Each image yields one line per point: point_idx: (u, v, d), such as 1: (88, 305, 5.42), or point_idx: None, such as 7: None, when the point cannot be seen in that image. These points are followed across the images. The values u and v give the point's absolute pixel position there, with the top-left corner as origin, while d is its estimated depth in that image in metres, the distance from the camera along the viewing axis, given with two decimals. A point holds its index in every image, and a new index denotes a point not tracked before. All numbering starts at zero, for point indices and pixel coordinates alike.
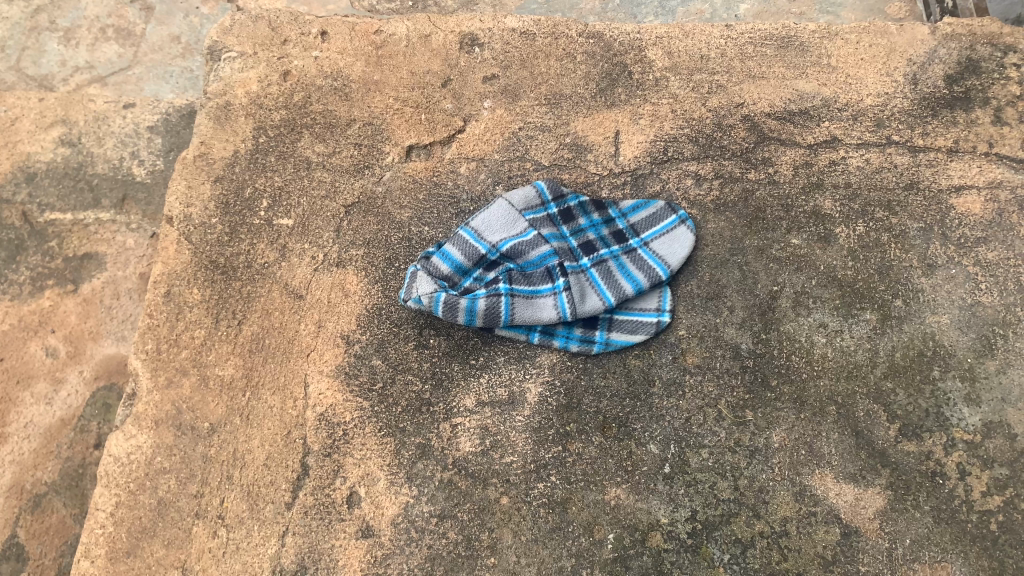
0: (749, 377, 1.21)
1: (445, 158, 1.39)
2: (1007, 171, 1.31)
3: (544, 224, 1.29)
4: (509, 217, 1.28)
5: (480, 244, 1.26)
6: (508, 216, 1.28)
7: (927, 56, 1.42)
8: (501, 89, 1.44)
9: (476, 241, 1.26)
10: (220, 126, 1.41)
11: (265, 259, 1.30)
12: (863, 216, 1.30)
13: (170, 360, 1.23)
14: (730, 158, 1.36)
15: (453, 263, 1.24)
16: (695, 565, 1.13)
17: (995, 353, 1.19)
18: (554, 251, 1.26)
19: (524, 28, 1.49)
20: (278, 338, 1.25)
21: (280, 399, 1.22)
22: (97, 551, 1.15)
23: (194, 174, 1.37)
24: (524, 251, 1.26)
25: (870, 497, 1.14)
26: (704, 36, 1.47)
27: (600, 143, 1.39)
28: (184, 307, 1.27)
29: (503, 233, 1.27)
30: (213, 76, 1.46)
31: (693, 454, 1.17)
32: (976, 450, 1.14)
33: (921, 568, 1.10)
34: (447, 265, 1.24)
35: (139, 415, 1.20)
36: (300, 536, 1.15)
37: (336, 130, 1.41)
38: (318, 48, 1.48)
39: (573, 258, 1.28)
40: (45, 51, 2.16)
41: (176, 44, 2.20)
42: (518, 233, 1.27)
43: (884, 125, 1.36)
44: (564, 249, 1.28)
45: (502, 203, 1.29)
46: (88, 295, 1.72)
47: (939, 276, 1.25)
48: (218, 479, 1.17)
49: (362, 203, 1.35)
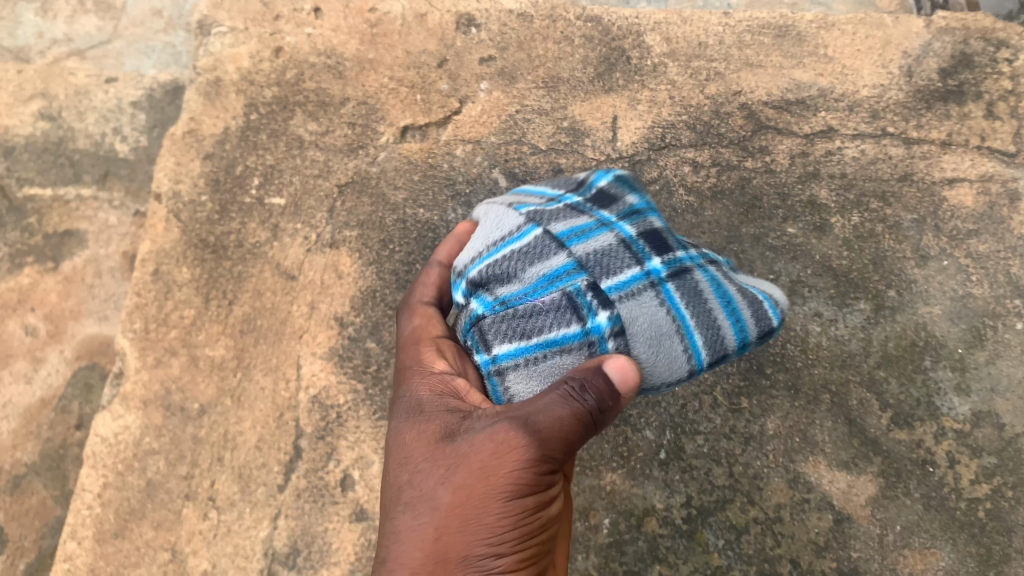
0: (744, 364, 1.20)
1: (440, 141, 1.37)
2: (998, 164, 1.34)
3: (499, 277, 0.81)
4: (636, 313, 0.76)
5: (696, 356, 0.78)
6: (644, 330, 0.76)
7: (922, 50, 1.43)
8: (498, 71, 1.42)
9: (688, 319, 0.77)
10: (210, 102, 1.39)
11: (256, 239, 1.29)
12: (857, 206, 1.31)
13: (159, 340, 1.23)
14: (728, 146, 1.36)
15: (768, 326, 0.82)
16: (690, 551, 1.12)
17: (985, 344, 1.21)
18: (575, 260, 0.77)
19: (521, 10, 1.48)
20: (270, 319, 1.24)
21: (272, 380, 1.21)
22: (83, 532, 1.15)
23: (183, 150, 1.36)
24: (623, 256, 0.78)
25: (862, 485, 1.14)
26: (702, 23, 1.47)
27: (598, 127, 1.37)
28: (173, 286, 1.27)
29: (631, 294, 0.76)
30: (203, 51, 1.44)
31: (688, 440, 1.17)
32: (966, 439, 1.16)
33: (910, 555, 1.11)
34: (758, 312, 0.81)
35: (127, 395, 1.20)
36: (293, 520, 1.14)
37: (330, 109, 1.39)
38: (311, 24, 1.46)
39: (581, 218, 0.82)
40: (21, 22, 2.04)
41: (158, 18, 2.06)
42: (666, 309, 0.77)
43: (879, 116, 1.38)
44: (610, 247, 0.79)
45: (617, 303, 0.75)
46: (68, 273, 1.65)
47: (931, 267, 1.26)
48: (209, 461, 1.17)
49: (356, 183, 1.33)
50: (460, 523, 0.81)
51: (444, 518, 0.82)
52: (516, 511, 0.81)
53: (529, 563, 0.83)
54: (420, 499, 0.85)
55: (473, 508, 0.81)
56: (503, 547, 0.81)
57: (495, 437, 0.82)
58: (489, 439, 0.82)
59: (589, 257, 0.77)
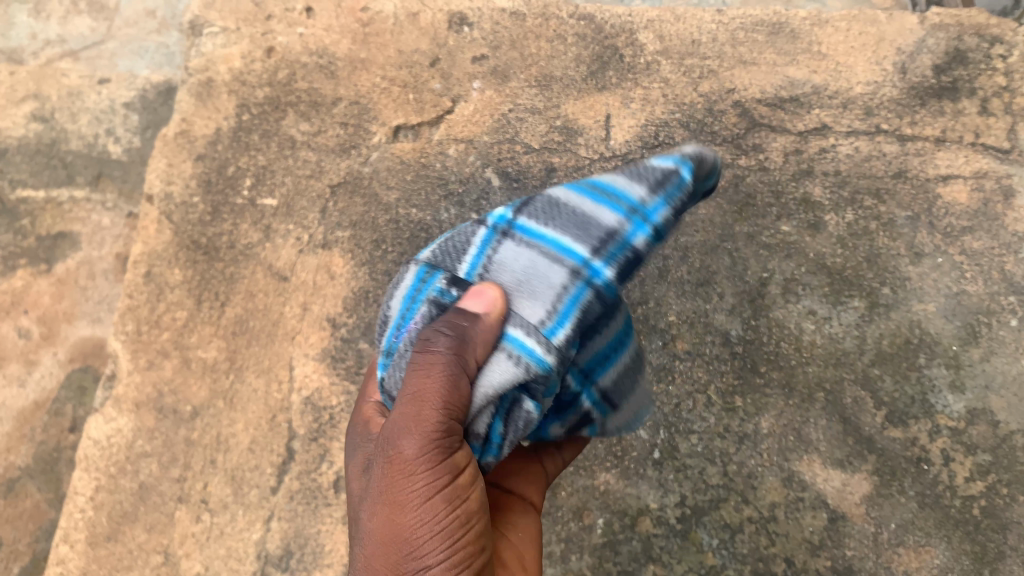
0: (738, 363, 1.20)
1: (433, 140, 1.37)
2: (992, 161, 1.33)
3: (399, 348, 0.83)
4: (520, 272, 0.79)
5: (572, 256, 0.77)
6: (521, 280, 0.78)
7: (916, 46, 1.43)
8: (490, 70, 1.42)
9: (551, 234, 0.79)
10: (202, 103, 1.39)
11: (248, 240, 1.29)
12: (852, 204, 1.30)
13: (151, 342, 1.23)
14: (721, 144, 1.35)
15: (656, 168, 0.81)
16: (684, 550, 1.12)
17: (979, 341, 1.21)
18: (425, 264, 0.85)
19: (514, 9, 1.47)
20: (262, 320, 1.24)
21: (265, 381, 1.20)
22: (76, 535, 1.15)
23: (175, 152, 1.35)
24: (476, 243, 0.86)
25: (857, 483, 1.14)
26: (695, 21, 1.46)
27: (591, 126, 1.37)
28: (165, 288, 1.26)
29: (489, 266, 0.81)
30: (195, 52, 1.44)
31: (682, 439, 1.17)
32: (960, 436, 1.16)
33: (905, 553, 1.11)
34: (644, 173, 0.81)
35: (119, 398, 1.20)
36: (286, 521, 1.14)
37: (322, 109, 1.38)
38: (303, 24, 1.46)
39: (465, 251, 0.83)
40: (14, 23, 2.03)
41: (152, 19, 2.05)
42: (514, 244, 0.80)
43: (873, 113, 1.37)
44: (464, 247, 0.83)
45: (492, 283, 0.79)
46: (62, 275, 1.65)
47: (926, 264, 1.26)
48: (201, 463, 1.16)
49: (348, 183, 1.33)
50: (387, 547, 0.77)
51: (371, 548, 0.78)
52: (430, 517, 0.76)
53: (464, 567, 0.77)
54: (354, 532, 0.81)
55: (400, 525, 0.77)
56: (431, 558, 0.76)
57: (393, 456, 0.77)
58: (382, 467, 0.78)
59: (438, 253, 0.85)
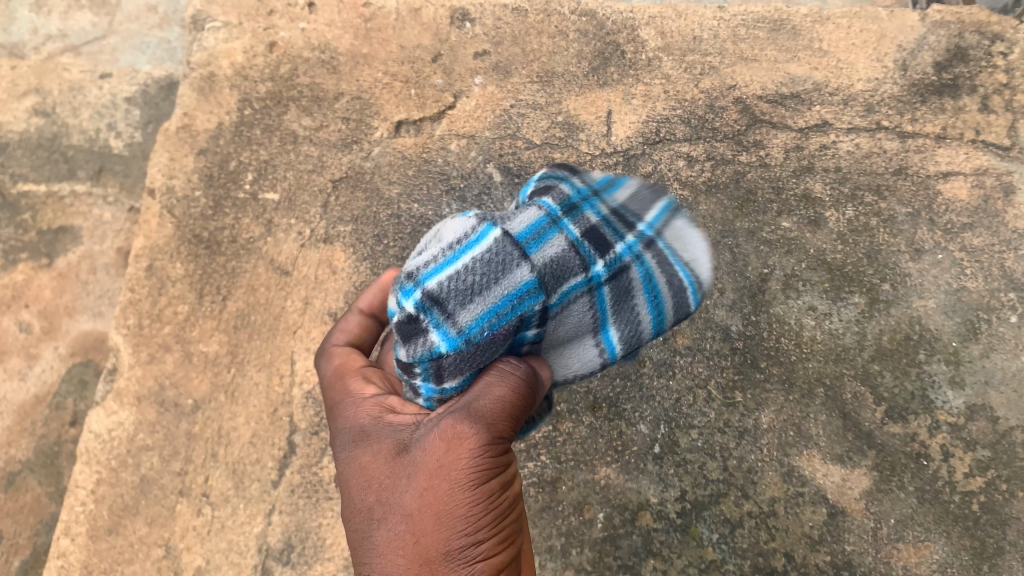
0: (738, 358, 1.21)
1: (435, 135, 1.37)
2: (993, 158, 1.34)
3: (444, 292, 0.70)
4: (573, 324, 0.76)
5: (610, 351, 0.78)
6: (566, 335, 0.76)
7: (916, 43, 1.43)
8: (492, 66, 1.42)
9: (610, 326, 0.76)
10: (204, 97, 1.39)
11: (250, 235, 1.29)
12: (853, 200, 1.30)
13: (153, 335, 1.23)
14: (722, 140, 1.35)
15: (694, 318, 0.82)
16: (684, 545, 1.12)
17: (979, 337, 1.21)
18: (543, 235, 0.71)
19: (516, 5, 1.47)
20: (264, 315, 1.24)
21: (266, 375, 1.21)
22: (77, 528, 1.15)
23: (177, 146, 1.35)
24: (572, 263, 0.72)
25: (857, 478, 1.14)
26: (697, 17, 1.47)
27: (592, 122, 1.37)
28: (167, 282, 1.26)
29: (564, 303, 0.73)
30: (196, 46, 1.44)
31: (682, 435, 1.17)
32: (960, 432, 1.16)
33: (905, 548, 1.11)
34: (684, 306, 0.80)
35: (121, 391, 1.20)
36: (287, 515, 1.14)
37: (324, 104, 1.39)
38: (305, 19, 1.46)
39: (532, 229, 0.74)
40: (16, 18, 2.03)
41: (153, 14, 2.06)
42: (594, 316, 0.75)
43: (874, 110, 1.37)
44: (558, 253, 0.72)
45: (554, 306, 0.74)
46: (63, 269, 1.65)
47: (926, 261, 1.26)
48: (203, 456, 1.17)
49: (350, 178, 1.33)
50: (434, 521, 0.74)
51: (413, 523, 0.75)
52: (486, 496, 0.75)
53: (507, 545, 0.77)
54: (387, 512, 0.77)
55: (450, 496, 0.74)
56: (481, 533, 0.74)
57: (445, 434, 0.75)
58: (437, 438, 0.76)
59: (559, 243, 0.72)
